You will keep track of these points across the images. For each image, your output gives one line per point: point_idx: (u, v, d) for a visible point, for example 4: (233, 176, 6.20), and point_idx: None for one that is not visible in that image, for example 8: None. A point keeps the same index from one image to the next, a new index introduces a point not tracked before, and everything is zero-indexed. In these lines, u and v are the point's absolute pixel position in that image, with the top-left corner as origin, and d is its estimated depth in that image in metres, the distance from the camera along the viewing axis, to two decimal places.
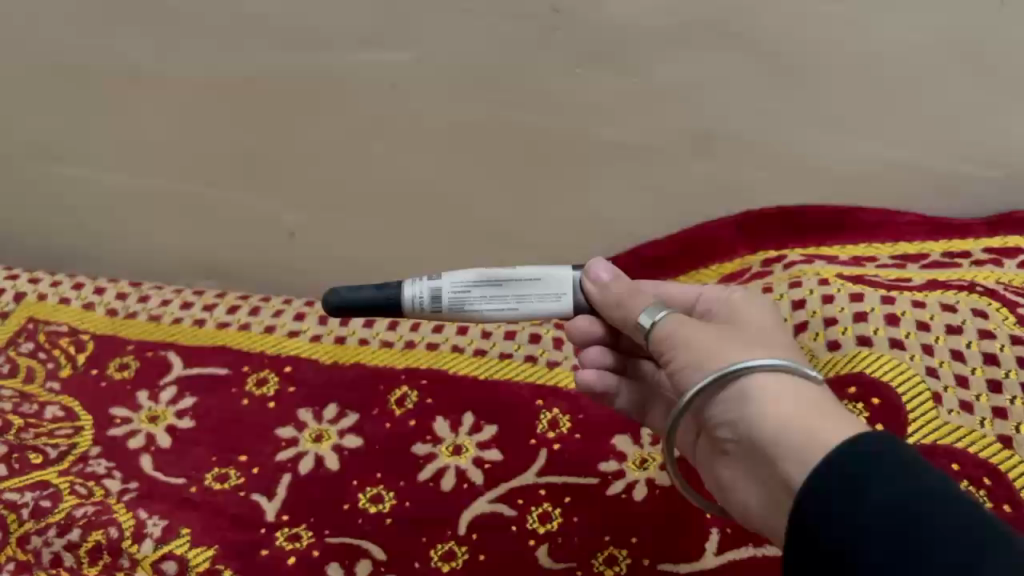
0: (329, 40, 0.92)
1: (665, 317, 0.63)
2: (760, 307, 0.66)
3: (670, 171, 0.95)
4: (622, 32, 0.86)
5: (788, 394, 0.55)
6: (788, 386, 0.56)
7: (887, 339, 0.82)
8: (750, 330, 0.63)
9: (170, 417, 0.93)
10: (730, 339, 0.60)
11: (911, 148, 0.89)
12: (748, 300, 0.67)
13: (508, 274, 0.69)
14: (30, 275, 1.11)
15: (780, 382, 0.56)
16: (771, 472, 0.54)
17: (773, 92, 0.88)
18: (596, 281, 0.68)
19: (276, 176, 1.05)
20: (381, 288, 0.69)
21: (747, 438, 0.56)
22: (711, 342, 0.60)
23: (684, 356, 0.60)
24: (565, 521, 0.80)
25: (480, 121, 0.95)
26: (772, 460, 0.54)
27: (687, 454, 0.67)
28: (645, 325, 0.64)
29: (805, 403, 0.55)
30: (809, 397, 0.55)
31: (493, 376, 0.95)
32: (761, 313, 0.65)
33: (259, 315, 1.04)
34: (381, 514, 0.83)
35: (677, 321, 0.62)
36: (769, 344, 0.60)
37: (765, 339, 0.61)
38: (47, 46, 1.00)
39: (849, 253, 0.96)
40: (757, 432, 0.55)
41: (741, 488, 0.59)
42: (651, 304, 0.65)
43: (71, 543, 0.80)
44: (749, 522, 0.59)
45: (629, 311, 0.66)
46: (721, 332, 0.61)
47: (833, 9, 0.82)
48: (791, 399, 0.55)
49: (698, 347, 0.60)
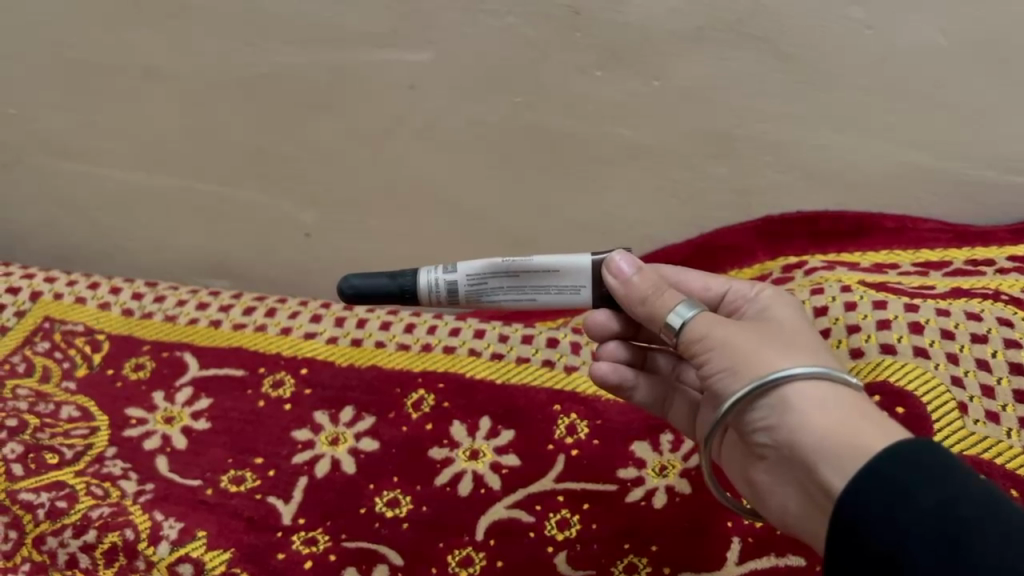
0: (345, 39, 0.91)
1: (696, 317, 0.61)
2: (788, 305, 0.66)
3: (689, 174, 0.94)
4: (642, 33, 0.85)
5: (827, 401, 0.55)
6: (826, 394, 0.56)
7: (911, 347, 0.81)
8: (783, 331, 0.62)
9: (186, 418, 0.93)
10: (765, 342, 0.59)
11: (933, 153, 0.88)
12: (776, 298, 0.66)
13: (525, 265, 0.68)
14: (45, 274, 1.11)
15: (818, 389, 0.56)
16: (808, 477, 0.54)
17: (793, 95, 0.87)
18: (616, 275, 0.65)
19: (290, 175, 1.05)
20: (395, 276, 0.69)
21: (784, 443, 0.56)
22: (747, 346, 0.59)
23: (720, 359, 0.59)
24: (584, 529, 0.80)
25: (498, 122, 0.94)
26: (809, 465, 0.54)
27: (722, 459, 0.67)
28: (674, 324, 0.61)
29: (844, 410, 0.54)
30: (849, 405, 0.55)
31: (511, 380, 0.94)
32: (790, 310, 0.65)
33: (275, 315, 1.04)
34: (398, 519, 0.82)
35: (711, 321, 0.61)
36: (804, 347, 0.59)
37: (798, 341, 0.60)
38: (60, 43, 0.99)
39: (872, 259, 0.94)
40: (793, 438, 0.55)
41: (779, 492, 0.59)
42: (680, 302, 0.62)
43: (88, 544, 0.80)
44: (787, 525, 0.59)
45: (655, 308, 0.63)
46: (756, 334, 0.60)
47: (858, 12, 0.80)
48: (830, 406, 0.55)
49: (734, 351, 0.58)
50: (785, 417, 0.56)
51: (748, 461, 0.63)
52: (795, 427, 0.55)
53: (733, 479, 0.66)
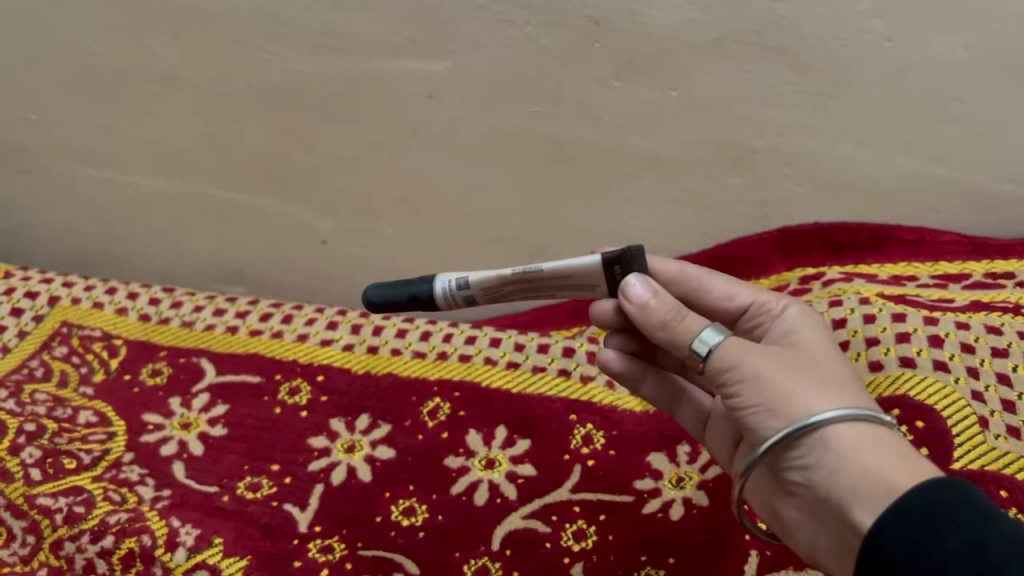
0: (364, 49, 0.92)
1: (724, 344, 0.59)
2: (814, 326, 0.65)
3: (707, 184, 0.94)
4: (661, 44, 0.85)
5: (862, 441, 0.54)
6: (861, 433, 0.55)
7: (930, 361, 0.81)
8: (814, 361, 0.61)
9: (202, 424, 0.93)
10: (795, 372, 0.58)
11: (952, 165, 0.88)
12: (801, 320, 0.66)
13: (537, 276, 0.66)
14: (63, 279, 1.11)
15: (855, 430, 0.55)
16: (843, 519, 0.54)
17: (811, 107, 0.86)
18: (634, 300, 0.62)
19: (308, 182, 1.05)
20: (411, 287, 0.69)
21: (819, 484, 0.55)
22: (779, 378, 0.58)
23: (754, 392, 0.58)
24: (600, 539, 0.79)
25: (515, 132, 0.94)
26: (844, 507, 0.54)
27: (749, 493, 0.67)
28: (701, 351, 0.59)
29: (879, 450, 0.54)
30: (885, 445, 0.54)
31: (528, 390, 0.94)
32: (815, 332, 0.64)
33: (291, 323, 1.04)
34: (414, 528, 0.82)
35: (739, 348, 0.59)
36: (832, 377, 0.59)
37: (825, 370, 0.60)
38: (80, 50, 1.00)
39: (890, 271, 0.93)
40: (830, 478, 0.55)
41: (809, 528, 0.59)
42: (705, 327, 0.60)
43: (105, 550, 0.81)
44: (819, 560, 0.59)
45: (677, 333, 0.61)
46: (787, 364, 0.59)
47: (876, 25, 0.80)
48: (864, 446, 0.54)
49: (767, 384, 0.57)
50: (820, 457, 0.55)
51: (777, 494, 0.63)
52: (832, 468, 0.55)
53: (761, 509, 0.66)
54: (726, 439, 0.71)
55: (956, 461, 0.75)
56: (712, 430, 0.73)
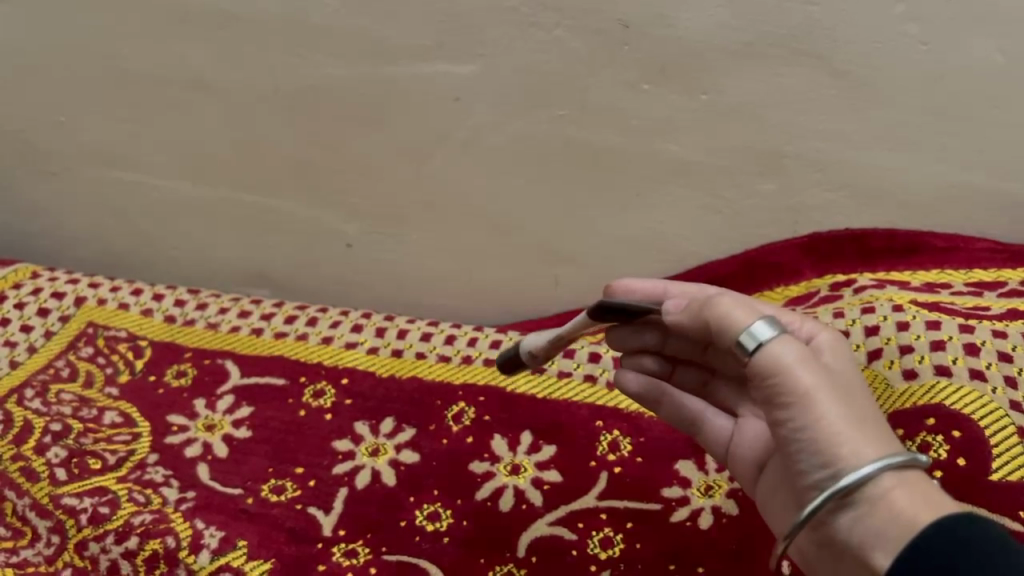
0: (392, 52, 0.92)
1: (776, 342, 0.55)
2: (846, 357, 0.61)
3: (736, 190, 0.93)
4: (692, 48, 0.84)
5: (896, 483, 0.50)
6: (899, 475, 0.51)
7: (966, 369, 0.78)
8: (857, 392, 0.56)
9: (227, 426, 0.93)
10: (840, 397, 0.54)
11: (989, 173, 0.86)
12: (834, 347, 0.61)
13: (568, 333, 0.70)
14: (89, 280, 1.12)
15: (892, 475, 0.51)
16: (864, 564, 0.51)
17: (844, 113, 0.85)
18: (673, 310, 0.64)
19: (333, 186, 1.05)
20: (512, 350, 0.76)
21: (844, 527, 0.52)
22: (826, 401, 0.53)
23: (799, 408, 0.54)
24: (627, 547, 0.78)
25: (542, 135, 0.94)
26: (866, 551, 0.51)
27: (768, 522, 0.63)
28: (750, 344, 0.56)
29: (912, 495, 0.50)
30: (920, 490, 0.50)
31: (554, 395, 0.93)
32: (850, 363, 0.60)
33: (316, 325, 1.04)
34: (438, 533, 0.81)
35: (789, 353, 0.55)
36: (872, 416, 0.54)
37: (865, 405, 0.55)
38: (110, 51, 1.01)
39: (922, 279, 0.90)
40: (856, 523, 0.51)
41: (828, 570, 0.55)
42: (757, 321, 0.57)
43: (130, 551, 0.80)
44: None
45: (727, 323, 0.58)
46: (835, 389, 0.55)
47: (910, 29, 0.79)
48: (897, 486, 0.50)
49: (813, 404, 0.53)
50: (852, 499, 0.51)
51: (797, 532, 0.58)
52: (860, 512, 0.51)
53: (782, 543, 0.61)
54: (751, 461, 0.65)
55: (994, 473, 0.73)
56: (740, 454, 0.67)
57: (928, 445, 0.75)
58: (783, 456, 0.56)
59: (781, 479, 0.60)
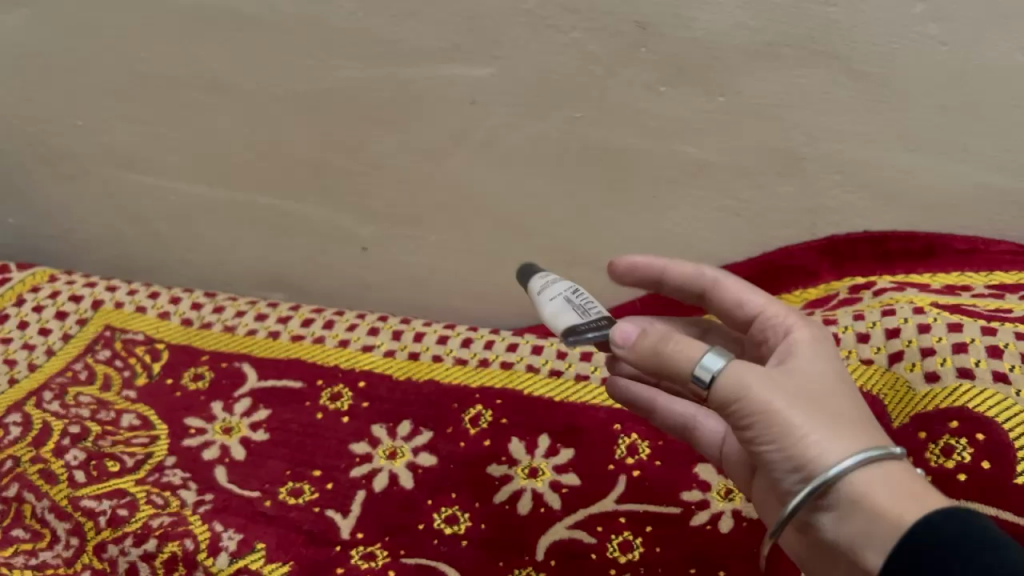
0: (409, 54, 0.92)
1: (729, 368, 0.54)
2: (823, 352, 0.58)
3: (755, 192, 0.93)
4: (711, 47, 0.84)
5: (870, 480, 0.50)
6: (873, 470, 0.50)
7: (989, 372, 0.77)
8: (826, 390, 0.54)
9: (245, 429, 0.93)
10: (806, 404, 0.52)
11: (1011, 174, 0.86)
12: (807, 346, 0.58)
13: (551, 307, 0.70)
14: (107, 283, 1.12)
15: (868, 471, 0.50)
16: (856, 563, 0.50)
17: (863, 112, 0.85)
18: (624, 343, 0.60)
19: (349, 190, 1.05)
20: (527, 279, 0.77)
21: (829, 527, 0.52)
22: (790, 414, 0.52)
23: (764, 426, 0.52)
24: (648, 551, 0.78)
25: (558, 138, 0.94)
26: (855, 549, 0.50)
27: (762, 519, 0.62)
28: (703, 377, 0.54)
29: (891, 486, 0.49)
30: (898, 479, 0.50)
31: (571, 398, 0.93)
32: (825, 361, 0.57)
33: (333, 328, 1.04)
34: (457, 536, 0.81)
35: (745, 372, 0.54)
36: (845, 415, 0.53)
37: (837, 405, 0.53)
38: (128, 56, 1.02)
39: (942, 281, 0.91)
40: (840, 521, 0.51)
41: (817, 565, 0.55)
42: (704, 352, 0.55)
43: (148, 553, 0.80)
44: None
45: (677, 357, 0.55)
46: (800, 396, 0.53)
47: (929, 29, 0.79)
48: (873, 483, 0.50)
49: (777, 420, 0.52)
50: (830, 500, 0.51)
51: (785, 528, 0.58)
52: (841, 511, 0.51)
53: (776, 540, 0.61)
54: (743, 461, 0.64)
55: (1020, 475, 0.70)
56: (731, 455, 0.65)
57: (951, 447, 0.74)
58: (761, 468, 0.56)
59: (767, 480, 0.57)
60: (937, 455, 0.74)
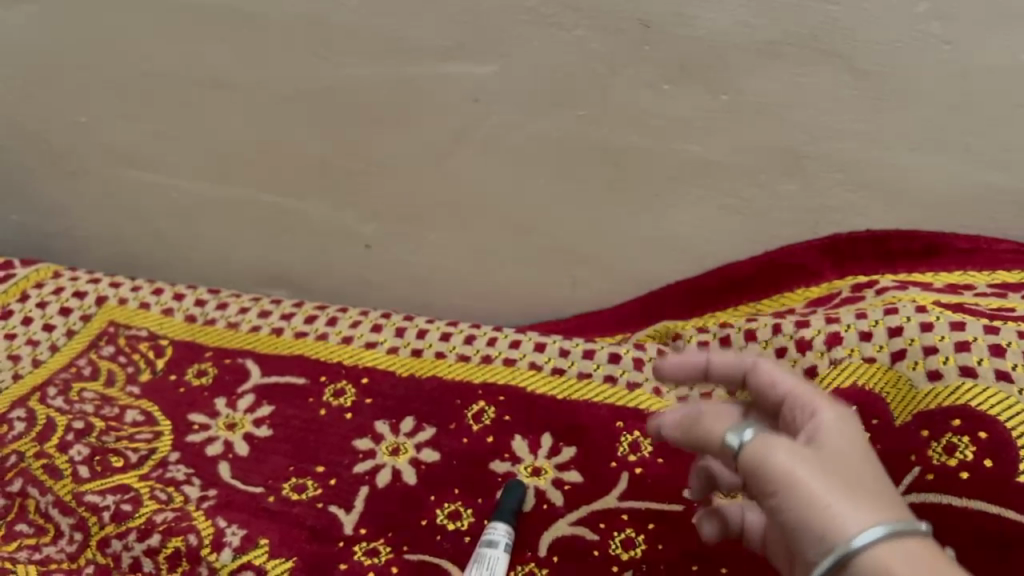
0: (412, 52, 0.92)
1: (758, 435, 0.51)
2: (855, 437, 0.52)
3: (757, 191, 0.93)
4: (714, 46, 0.84)
5: (894, 557, 0.44)
6: (898, 549, 0.45)
7: (991, 370, 0.77)
8: (854, 471, 0.49)
9: (248, 425, 0.93)
10: (831, 478, 0.48)
11: (1013, 173, 0.86)
12: (836, 423, 0.52)
13: None
14: (110, 280, 1.13)
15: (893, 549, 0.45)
16: None
17: (866, 111, 0.85)
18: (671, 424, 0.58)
19: (352, 188, 1.05)
20: None
21: None
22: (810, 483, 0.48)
23: (784, 497, 0.48)
24: (650, 548, 0.78)
25: (561, 136, 0.94)
26: None
27: None
28: (732, 444, 0.52)
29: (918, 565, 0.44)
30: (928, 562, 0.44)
31: (574, 396, 0.93)
32: (858, 446, 0.51)
33: (336, 325, 1.04)
34: (459, 532, 0.81)
35: (770, 440, 0.50)
36: (870, 492, 0.48)
37: (865, 484, 0.49)
38: (132, 54, 1.02)
39: (945, 280, 0.90)
40: None
41: None
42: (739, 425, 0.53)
43: (152, 548, 0.80)
44: None
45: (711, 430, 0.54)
46: (825, 470, 0.49)
47: (932, 28, 0.79)
48: (897, 560, 0.44)
49: (797, 489, 0.48)
50: None
51: None
52: None
53: None
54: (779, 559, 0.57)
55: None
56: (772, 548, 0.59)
57: (954, 445, 0.73)
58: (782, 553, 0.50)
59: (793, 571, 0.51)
60: (939, 453, 0.73)
